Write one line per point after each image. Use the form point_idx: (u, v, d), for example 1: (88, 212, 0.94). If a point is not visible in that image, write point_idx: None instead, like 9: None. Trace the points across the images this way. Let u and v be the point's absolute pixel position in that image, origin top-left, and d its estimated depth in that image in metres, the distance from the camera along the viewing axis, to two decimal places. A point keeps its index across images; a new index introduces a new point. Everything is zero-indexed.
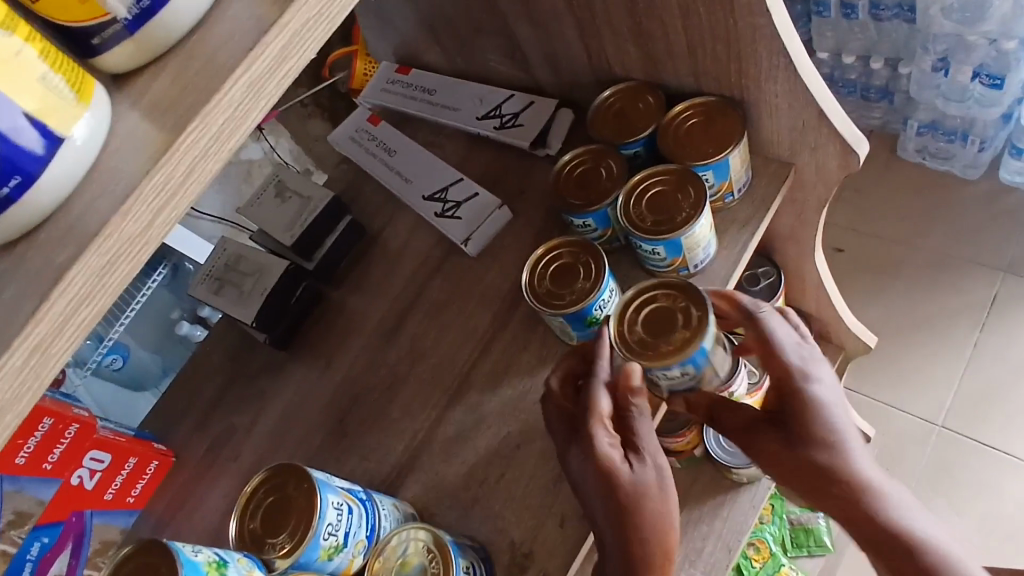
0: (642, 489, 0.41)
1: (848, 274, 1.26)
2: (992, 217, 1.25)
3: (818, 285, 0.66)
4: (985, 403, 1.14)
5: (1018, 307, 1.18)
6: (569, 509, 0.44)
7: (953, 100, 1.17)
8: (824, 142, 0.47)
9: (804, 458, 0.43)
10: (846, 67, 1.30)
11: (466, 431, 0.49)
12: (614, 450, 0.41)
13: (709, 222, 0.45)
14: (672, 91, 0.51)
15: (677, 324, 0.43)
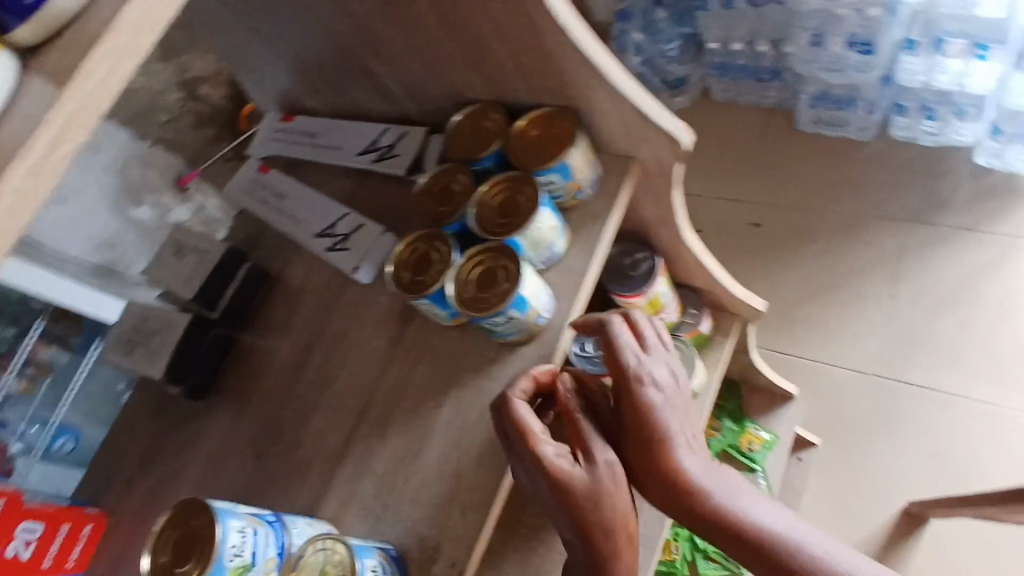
0: (596, 487, 0.45)
1: (767, 245, 1.34)
2: (892, 172, 1.32)
3: (698, 262, 0.71)
4: (910, 344, 1.21)
5: (928, 253, 1.26)
6: (468, 499, 0.48)
7: (835, 70, 1.27)
8: (652, 137, 0.53)
9: (636, 450, 0.48)
10: (735, 54, 1.40)
11: (373, 443, 0.53)
12: (562, 460, 0.46)
13: (549, 221, 0.51)
14: (516, 107, 0.56)
15: (499, 280, 0.49)
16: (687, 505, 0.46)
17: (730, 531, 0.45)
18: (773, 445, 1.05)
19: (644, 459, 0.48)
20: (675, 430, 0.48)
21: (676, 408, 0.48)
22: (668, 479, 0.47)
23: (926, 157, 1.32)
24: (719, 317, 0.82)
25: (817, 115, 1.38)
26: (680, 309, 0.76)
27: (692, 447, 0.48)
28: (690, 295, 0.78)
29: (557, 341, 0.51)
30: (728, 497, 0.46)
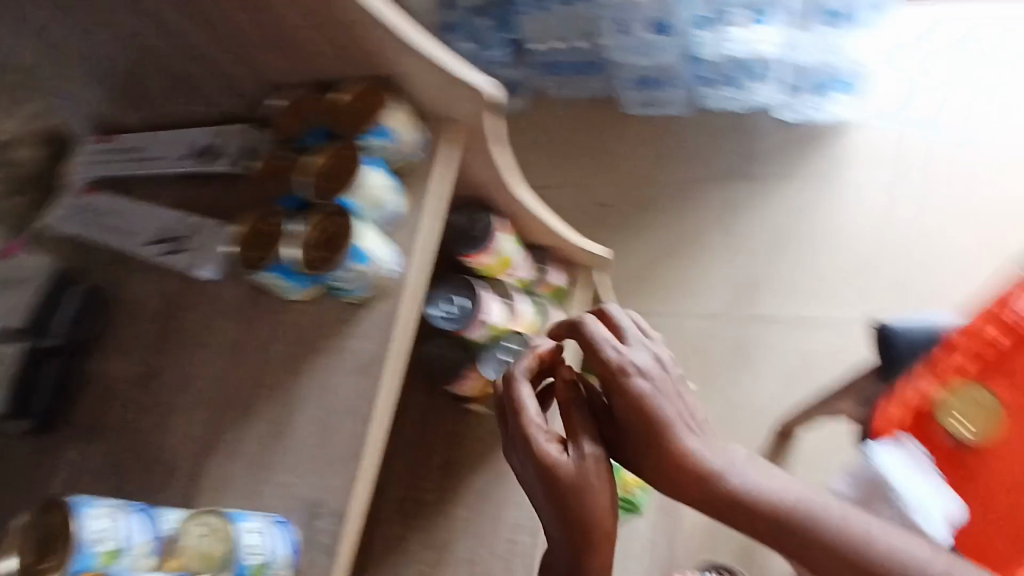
0: (579, 475, 0.50)
1: (618, 218, 1.48)
2: (714, 137, 1.49)
3: (540, 221, 0.76)
4: (750, 283, 1.37)
5: (751, 200, 1.43)
6: (342, 453, 0.50)
7: (644, 54, 1.38)
8: (465, 96, 0.56)
9: (635, 437, 0.51)
10: (557, 52, 1.48)
11: (239, 426, 0.53)
12: (549, 448, 0.51)
13: (377, 180, 0.54)
14: (333, 82, 0.58)
15: (336, 239, 0.52)
16: (689, 485, 0.49)
17: (735, 504, 0.48)
18: None
19: (645, 448, 0.50)
20: (671, 413, 0.50)
21: (667, 392, 0.51)
22: (672, 463, 0.49)
23: (739, 125, 1.49)
24: (575, 272, 0.89)
25: (644, 98, 1.51)
26: (534, 266, 0.82)
27: (689, 429, 0.50)
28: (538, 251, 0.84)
29: (405, 291, 0.54)
30: (729, 470, 0.49)
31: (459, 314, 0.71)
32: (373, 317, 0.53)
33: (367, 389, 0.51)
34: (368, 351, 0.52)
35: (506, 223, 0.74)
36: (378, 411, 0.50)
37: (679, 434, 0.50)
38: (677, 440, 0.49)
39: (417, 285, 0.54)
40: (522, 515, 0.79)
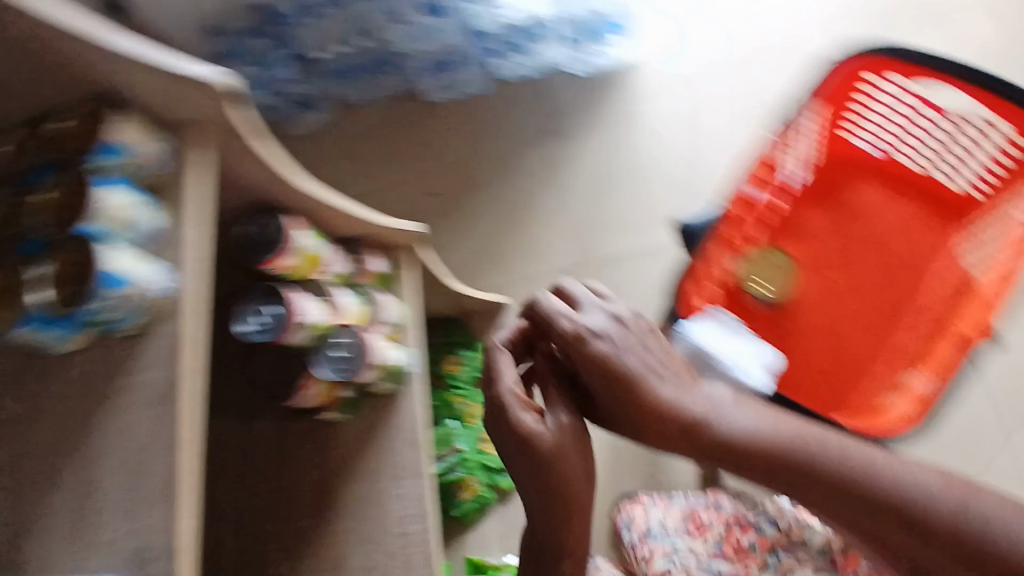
0: (553, 441, 0.62)
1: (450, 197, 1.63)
2: (518, 103, 1.68)
3: (337, 211, 0.76)
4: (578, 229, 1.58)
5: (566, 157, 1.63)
6: (155, 493, 0.49)
7: (423, 38, 1.51)
8: (197, 95, 0.52)
9: (615, 397, 0.62)
10: (348, 56, 1.55)
11: (41, 494, 0.51)
12: (530, 420, 0.63)
13: (117, 199, 0.50)
14: (53, 112, 0.53)
15: (81, 271, 0.49)
16: (667, 432, 0.61)
17: (709, 440, 0.60)
18: None
19: (621, 405, 0.62)
20: (641, 372, 0.62)
21: (629, 347, 0.63)
22: (654, 414, 0.61)
23: (536, 87, 1.68)
24: (397, 256, 0.88)
25: (443, 84, 1.65)
26: (348, 257, 0.82)
27: (662, 381, 0.62)
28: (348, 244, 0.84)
29: (186, 307, 0.51)
30: (702, 412, 0.61)
31: (270, 323, 0.69)
32: (157, 345, 0.51)
33: (167, 419, 0.49)
34: (160, 381, 0.50)
35: (299, 219, 0.73)
36: (185, 438, 0.49)
37: (655, 388, 0.61)
38: (657, 393, 0.61)
39: (200, 297, 0.52)
40: (406, 505, 0.79)
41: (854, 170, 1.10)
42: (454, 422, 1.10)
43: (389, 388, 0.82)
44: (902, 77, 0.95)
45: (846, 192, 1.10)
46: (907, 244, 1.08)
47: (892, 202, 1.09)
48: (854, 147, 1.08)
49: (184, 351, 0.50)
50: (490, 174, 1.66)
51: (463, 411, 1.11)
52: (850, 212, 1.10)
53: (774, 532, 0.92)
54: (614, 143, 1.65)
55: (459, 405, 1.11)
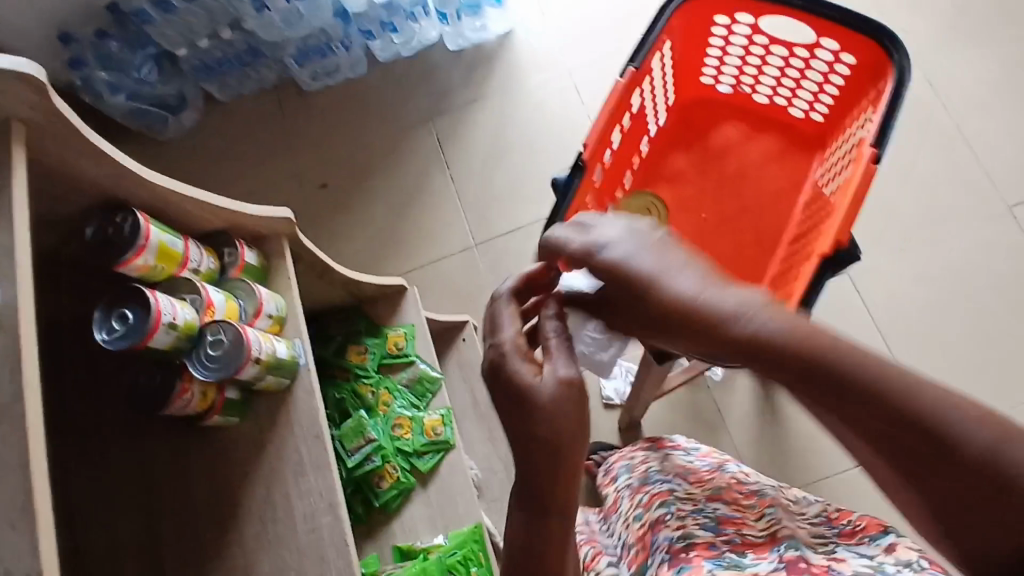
0: (545, 395, 0.57)
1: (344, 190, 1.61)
2: (394, 85, 1.68)
3: (198, 204, 0.75)
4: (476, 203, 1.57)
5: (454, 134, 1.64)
6: (12, 488, 0.48)
7: (295, 23, 1.49)
8: (8, 85, 0.54)
9: (627, 306, 0.56)
10: (208, 50, 1.55)
11: None
12: (526, 373, 0.59)
13: None
14: None
15: None
16: (682, 337, 0.53)
17: (732, 341, 0.49)
18: (412, 334, 1.13)
19: (637, 314, 0.55)
20: (650, 272, 0.54)
21: (640, 254, 0.55)
22: (660, 314, 0.53)
23: (414, 65, 1.69)
24: (265, 247, 0.86)
25: (312, 72, 1.67)
26: (212, 253, 0.79)
27: (681, 279, 0.53)
28: (213, 240, 0.81)
29: (18, 317, 0.51)
30: (720, 308, 0.50)
31: (131, 328, 0.65)
32: None
33: (11, 433, 0.49)
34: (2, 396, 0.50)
35: (143, 214, 0.69)
36: (39, 449, 0.49)
37: (661, 281, 0.53)
38: (664, 287, 0.53)
39: (29, 306, 0.52)
40: (313, 501, 0.76)
41: (714, 113, 1.15)
42: (364, 412, 1.08)
43: (285, 381, 0.79)
44: (736, 15, 0.99)
45: (709, 134, 1.14)
46: (777, 177, 1.11)
47: (754, 139, 1.13)
48: (707, 89, 1.14)
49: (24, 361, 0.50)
50: (379, 160, 1.64)
51: (373, 400, 1.10)
52: (716, 150, 1.13)
53: (784, 498, 0.72)
54: (497, 114, 1.63)
55: (368, 395, 1.10)
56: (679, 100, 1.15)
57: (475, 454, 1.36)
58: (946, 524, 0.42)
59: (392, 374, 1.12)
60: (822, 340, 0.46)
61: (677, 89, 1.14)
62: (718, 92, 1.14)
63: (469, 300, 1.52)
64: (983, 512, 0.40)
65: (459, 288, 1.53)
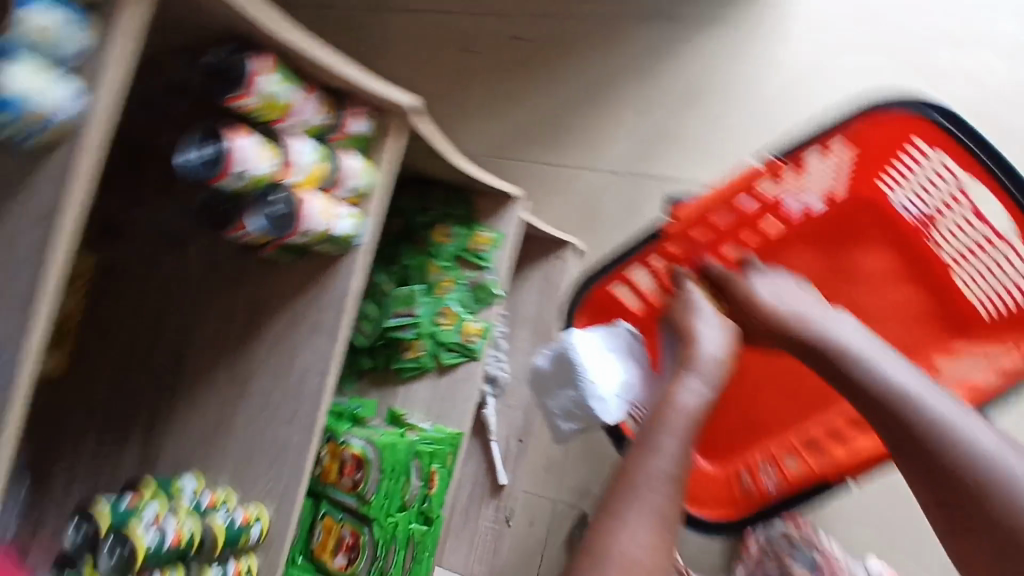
0: (716, 327, 0.86)
1: (535, 55, 1.54)
2: None
3: (328, 67, 0.76)
4: (655, 140, 1.44)
5: (670, 49, 1.45)
6: (20, 291, 0.55)
7: None
8: None
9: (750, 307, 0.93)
10: None
11: None
12: (700, 318, 0.87)
13: (32, 64, 0.54)
14: None
15: None
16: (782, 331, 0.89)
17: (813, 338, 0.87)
18: (499, 242, 1.15)
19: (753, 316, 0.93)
20: (773, 289, 0.94)
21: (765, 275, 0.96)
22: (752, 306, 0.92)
23: None
24: (382, 119, 0.88)
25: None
26: (331, 109, 0.82)
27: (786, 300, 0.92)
28: (340, 95, 0.84)
29: (88, 133, 0.56)
30: (813, 321, 0.88)
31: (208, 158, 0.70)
32: (51, 165, 0.56)
33: (34, 245, 0.55)
34: (47, 201, 0.55)
35: (269, 61, 0.72)
36: (51, 268, 0.55)
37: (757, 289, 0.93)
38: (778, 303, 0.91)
39: (101, 128, 0.56)
40: (312, 360, 0.86)
41: (881, 233, 1.11)
42: (420, 287, 1.15)
43: (341, 252, 0.86)
44: (935, 149, 0.93)
45: (856, 248, 1.13)
46: (899, 338, 1.12)
47: (897, 283, 1.11)
48: (884, 200, 1.08)
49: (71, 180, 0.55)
50: (584, 35, 1.51)
51: (434, 281, 1.16)
52: (849, 269, 1.13)
53: None
54: (724, 50, 1.42)
55: (432, 276, 1.16)
56: (858, 201, 1.10)
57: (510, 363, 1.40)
58: (915, 462, 0.74)
59: (462, 267, 1.17)
60: (858, 339, 0.85)
61: (852, 187, 1.08)
62: (897, 211, 1.08)
63: (589, 223, 1.45)
64: (923, 452, 0.73)
65: (584, 207, 1.46)
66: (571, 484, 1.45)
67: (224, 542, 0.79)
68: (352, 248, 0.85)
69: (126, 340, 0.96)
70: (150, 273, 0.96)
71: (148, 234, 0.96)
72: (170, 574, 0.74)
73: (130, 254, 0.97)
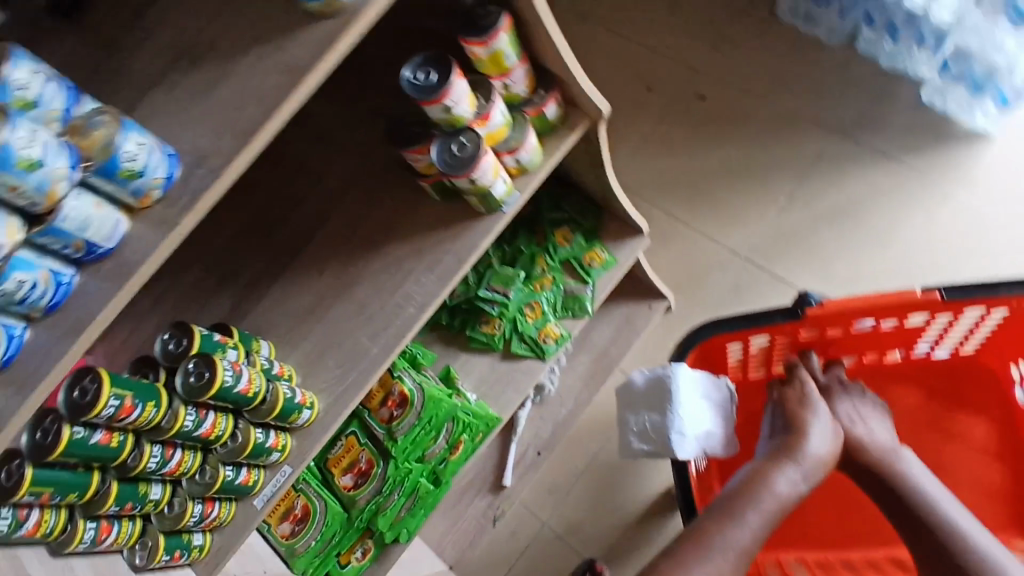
0: (813, 424, 0.89)
1: (706, 116, 1.53)
2: (845, 79, 1.49)
3: (554, 48, 0.82)
4: (788, 242, 1.43)
5: (838, 164, 1.45)
6: (241, 126, 0.61)
7: None
8: None
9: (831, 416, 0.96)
10: None
11: (183, 71, 0.64)
12: (808, 415, 0.90)
13: None
14: None
15: None
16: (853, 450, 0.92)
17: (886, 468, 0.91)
18: (610, 265, 1.18)
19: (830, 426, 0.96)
20: (852, 405, 0.97)
21: (848, 389, 0.99)
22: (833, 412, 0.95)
23: (880, 77, 1.48)
24: (570, 111, 0.93)
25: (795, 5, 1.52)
26: (532, 86, 0.87)
27: (864, 421, 0.95)
28: (545, 78, 0.89)
29: (355, 17, 0.61)
30: (889, 453, 0.92)
31: (427, 83, 0.77)
32: (315, 33, 0.62)
33: (270, 93, 0.61)
34: (301, 56, 0.61)
35: (508, 21, 0.77)
36: (274, 118, 0.61)
37: (836, 405, 0.96)
38: (855, 424, 0.94)
39: (365, 19, 0.61)
40: (417, 291, 0.90)
41: (989, 402, 1.09)
42: (522, 274, 1.19)
43: (485, 211, 0.91)
44: None
45: (961, 413, 1.09)
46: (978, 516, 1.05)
47: (986, 460, 1.07)
48: (1007, 378, 1.07)
49: (326, 51, 0.61)
50: (765, 116, 1.51)
51: (536, 274, 1.19)
52: (946, 427, 1.09)
53: None
54: (890, 185, 1.42)
55: (537, 269, 1.19)
56: (970, 362, 1.10)
57: (562, 379, 1.42)
58: None
59: (566, 274, 1.20)
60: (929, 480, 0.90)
61: (982, 353, 1.08)
62: (1013, 393, 1.06)
63: (691, 288, 1.45)
64: None
65: (692, 271, 1.46)
66: (568, 516, 1.45)
67: (280, 411, 0.83)
68: (496, 211, 0.90)
69: (257, 202, 0.99)
70: (304, 153, 1.00)
71: (320, 118, 1.01)
72: (224, 417, 0.81)
73: (294, 129, 1.02)
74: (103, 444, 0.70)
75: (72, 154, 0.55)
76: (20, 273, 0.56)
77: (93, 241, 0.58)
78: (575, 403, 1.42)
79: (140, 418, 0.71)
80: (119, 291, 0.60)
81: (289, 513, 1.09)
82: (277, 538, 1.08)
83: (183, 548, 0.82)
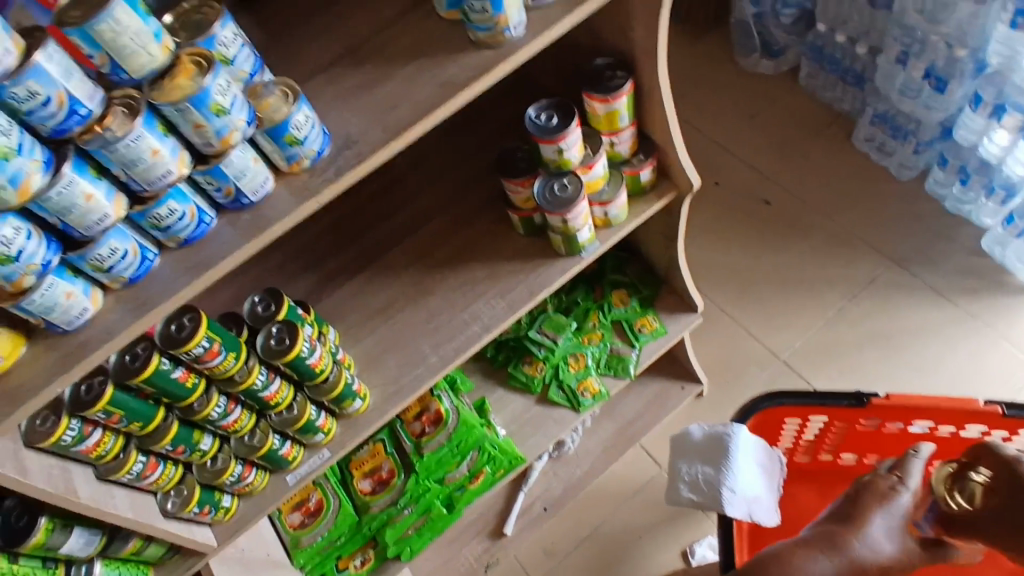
0: (895, 515, 0.87)
1: (769, 220, 1.60)
2: (908, 213, 1.55)
3: (665, 120, 0.89)
4: (828, 354, 1.46)
5: (888, 292, 1.49)
6: (391, 122, 0.68)
7: (908, 95, 1.43)
8: None
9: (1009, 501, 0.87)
10: (836, 45, 1.59)
11: (347, 68, 0.72)
12: (895, 500, 0.88)
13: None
14: None
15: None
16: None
17: None
18: (659, 334, 1.21)
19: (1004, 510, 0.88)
20: None
21: None
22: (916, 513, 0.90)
23: (943, 218, 1.54)
24: (663, 179, 0.98)
25: (872, 135, 1.60)
26: (633, 148, 0.94)
27: None
28: (646, 144, 0.95)
29: (513, 51, 0.68)
30: None
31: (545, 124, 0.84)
32: (474, 57, 0.69)
33: (423, 100, 0.68)
34: (458, 74, 0.68)
35: (630, 87, 0.84)
36: (421, 122, 0.67)
37: None
38: None
39: (521, 55, 0.69)
40: (486, 312, 0.94)
41: None
42: (574, 325, 1.21)
43: (565, 252, 0.96)
44: None
45: None
46: None
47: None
48: None
49: (481, 75, 0.68)
50: (824, 232, 1.57)
51: (587, 328, 1.21)
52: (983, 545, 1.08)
53: None
54: (937, 320, 1.45)
55: (589, 323, 1.21)
56: None
57: (583, 441, 1.44)
58: None
59: (614, 334, 1.22)
60: None
61: None
62: None
63: (726, 379, 1.48)
64: None
65: (729, 362, 1.49)
66: None
67: (338, 392, 0.86)
68: (576, 254, 0.95)
69: (349, 204, 1.05)
70: (403, 168, 1.07)
71: (424, 141, 1.07)
72: (286, 386, 0.85)
73: None
74: (181, 381, 0.74)
75: (250, 111, 0.62)
76: (174, 203, 0.62)
77: (242, 191, 0.65)
78: (591, 465, 1.43)
79: (219, 365, 0.75)
80: (249, 241, 0.65)
81: (302, 505, 1.12)
82: (286, 527, 1.11)
83: (213, 504, 0.85)
